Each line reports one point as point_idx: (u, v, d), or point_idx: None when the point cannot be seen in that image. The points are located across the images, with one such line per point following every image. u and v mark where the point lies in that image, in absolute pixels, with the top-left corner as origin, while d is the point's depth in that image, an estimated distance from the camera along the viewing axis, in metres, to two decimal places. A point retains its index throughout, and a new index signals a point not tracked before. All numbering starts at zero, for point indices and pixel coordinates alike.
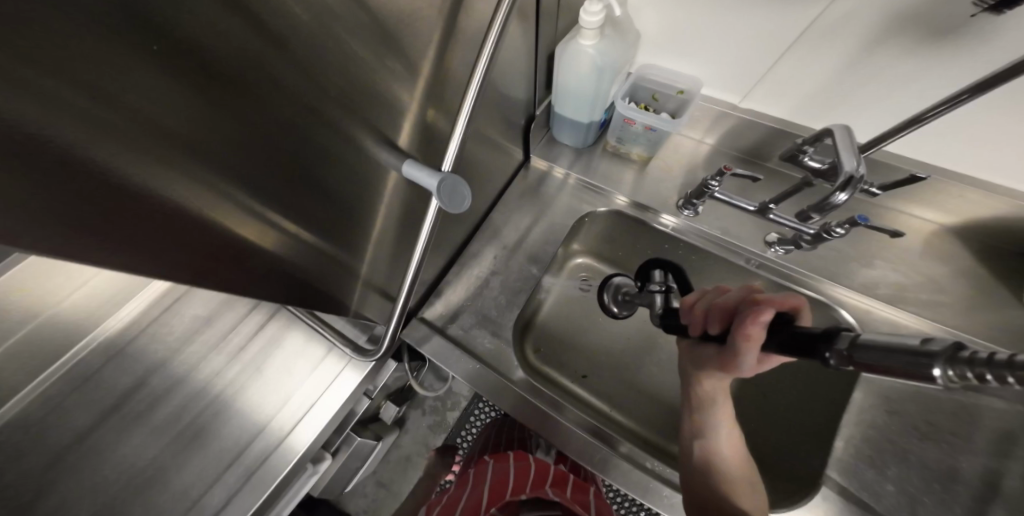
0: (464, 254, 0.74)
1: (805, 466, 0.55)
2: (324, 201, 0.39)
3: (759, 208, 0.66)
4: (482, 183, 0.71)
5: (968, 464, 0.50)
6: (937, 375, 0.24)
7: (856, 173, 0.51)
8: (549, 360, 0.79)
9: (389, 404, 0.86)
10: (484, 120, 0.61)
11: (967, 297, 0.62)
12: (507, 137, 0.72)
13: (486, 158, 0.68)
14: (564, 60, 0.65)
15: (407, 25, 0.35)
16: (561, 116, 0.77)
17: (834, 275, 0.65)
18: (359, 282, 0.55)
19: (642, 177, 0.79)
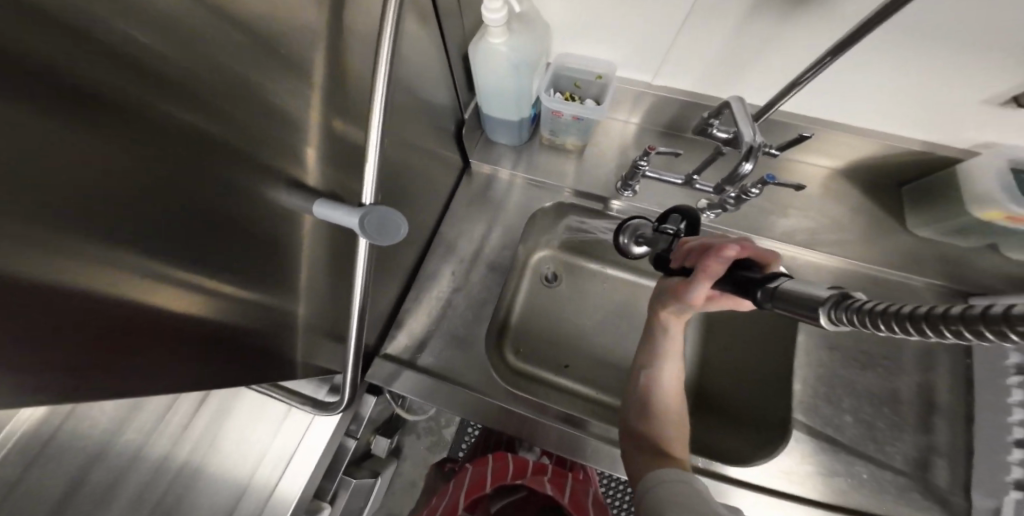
0: (419, 275, 0.70)
1: (773, 411, 0.60)
2: (244, 245, 0.34)
3: (685, 180, 0.70)
4: (423, 196, 0.67)
5: (903, 382, 0.57)
6: (820, 319, 0.26)
7: (754, 144, 0.55)
8: (529, 359, 0.78)
9: (379, 437, 0.79)
10: (410, 130, 0.57)
11: (869, 230, 0.70)
12: (440, 146, 0.69)
13: (422, 170, 0.64)
14: (478, 60, 0.63)
15: (289, 37, 0.30)
16: (490, 117, 0.75)
17: (760, 230, 0.71)
18: (300, 330, 0.49)
19: (580, 165, 0.80)
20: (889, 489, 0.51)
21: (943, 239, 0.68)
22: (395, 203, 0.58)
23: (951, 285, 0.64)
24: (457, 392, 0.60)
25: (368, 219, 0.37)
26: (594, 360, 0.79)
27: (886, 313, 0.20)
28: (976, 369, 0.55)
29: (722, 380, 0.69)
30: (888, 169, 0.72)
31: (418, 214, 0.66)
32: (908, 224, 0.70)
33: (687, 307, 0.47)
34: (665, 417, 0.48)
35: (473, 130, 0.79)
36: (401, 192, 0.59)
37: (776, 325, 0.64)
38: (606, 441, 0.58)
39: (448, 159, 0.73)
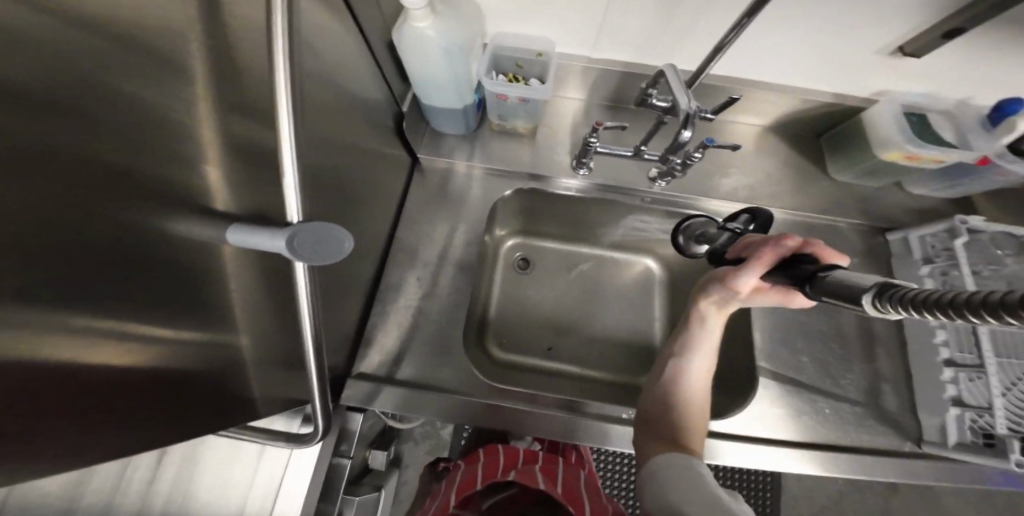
0: (383, 286, 0.66)
1: (738, 361, 0.66)
2: (163, 280, 0.30)
3: (635, 152, 0.71)
4: (372, 202, 0.62)
5: (843, 317, 0.65)
6: (865, 306, 0.27)
7: (689, 113, 0.57)
8: (513, 347, 0.78)
9: (374, 450, 0.76)
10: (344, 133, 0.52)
11: (800, 181, 0.76)
12: (382, 146, 0.64)
13: (364, 174, 0.59)
14: (406, 47, 0.59)
15: (156, 38, 0.25)
16: (431, 107, 0.71)
17: (705, 192, 0.75)
18: (251, 369, 0.44)
19: (533, 146, 0.79)
20: (850, 420, 0.58)
21: (859, 181, 0.75)
22: (340, 214, 0.53)
23: (870, 223, 0.72)
24: (444, 399, 0.59)
25: (299, 239, 0.31)
26: (571, 338, 0.81)
27: (919, 299, 0.22)
28: None
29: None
30: (808, 122, 0.78)
31: (368, 221, 0.62)
32: (829, 170, 0.78)
33: (733, 295, 0.50)
34: (687, 409, 0.48)
35: (414, 123, 0.74)
36: (343, 201, 0.54)
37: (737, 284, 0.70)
38: (597, 418, 0.60)
39: (393, 158, 0.68)
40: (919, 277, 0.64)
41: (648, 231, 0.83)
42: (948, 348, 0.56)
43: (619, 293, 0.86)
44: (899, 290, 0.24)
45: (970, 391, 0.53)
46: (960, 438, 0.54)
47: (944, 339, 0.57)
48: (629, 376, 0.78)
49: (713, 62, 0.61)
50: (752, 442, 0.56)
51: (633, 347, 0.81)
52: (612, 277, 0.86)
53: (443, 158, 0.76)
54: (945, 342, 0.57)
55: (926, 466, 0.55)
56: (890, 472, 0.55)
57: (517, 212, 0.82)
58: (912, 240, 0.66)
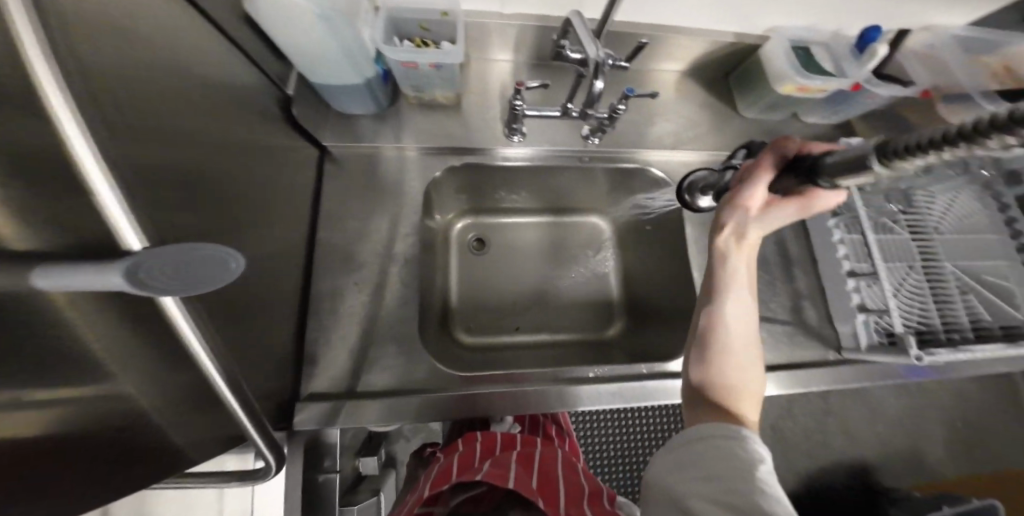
0: (326, 298, 0.63)
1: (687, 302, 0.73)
2: (53, 354, 0.24)
3: (563, 112, 0.68)
4: (288, 207, 0.56)
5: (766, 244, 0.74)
6: (872, 166, 0.34)
7: (597, 61, 0.55)
8: (483, 331, 0.81)
9: (363, 458, 0.69)
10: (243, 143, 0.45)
11: (718, 123, 0.80)
12: (286, 146, 0.58)
13: (276, 181, 0.53)
14: (266, 11, 0.50)
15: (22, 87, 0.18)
16: (328, 89, 0.63)
17: (638, 144, 0.77)
18: (201, 433, 0.40)
19: (461, 117, 0.75)
20: (784, 340, 0.67)
21: (765, 115, 0.81)
22: (255, 231, 0.46)
23: None
24: (407, 401, 0.60)
25: (153, 271, 0.22)
26: (533, 309, 0.83)
27: (926, 141, 0.28)
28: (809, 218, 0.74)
29: (651, 283, 0.82)
30: (719, 62, 0.81)
31: (289, 232, 0.56)
32: (741, 109, 0.82)
33: (747, 216, 0.51)
34: (719, 368, 0.45)
35: (311, 115, 0.67)
36: (261, 220, 0.49)
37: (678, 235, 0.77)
38: (561, 382, 0.65)
39: (304, 159, 0.62)
40: None
41: (590, 189, 0.84)
42: (849, 261, 0.67)
43: (576, 256, 0.88)
44: (901, 143, 0.30)
45: (870, 296, 0.64)
46: (870, 341, 0.65)
47: (844, 253, 0.67)
48: (594, 333, 0.84)
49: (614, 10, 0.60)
50: None
51: (595, 304, 0.86)
52: (566, 240, 0.89)
53: (364, 143, 0.71)
54: (846, 255, 0.67)
55: (844, 369, 0.65)
56: (826, 381, 0.64)
57: (458, 188, 0.81)
58: None
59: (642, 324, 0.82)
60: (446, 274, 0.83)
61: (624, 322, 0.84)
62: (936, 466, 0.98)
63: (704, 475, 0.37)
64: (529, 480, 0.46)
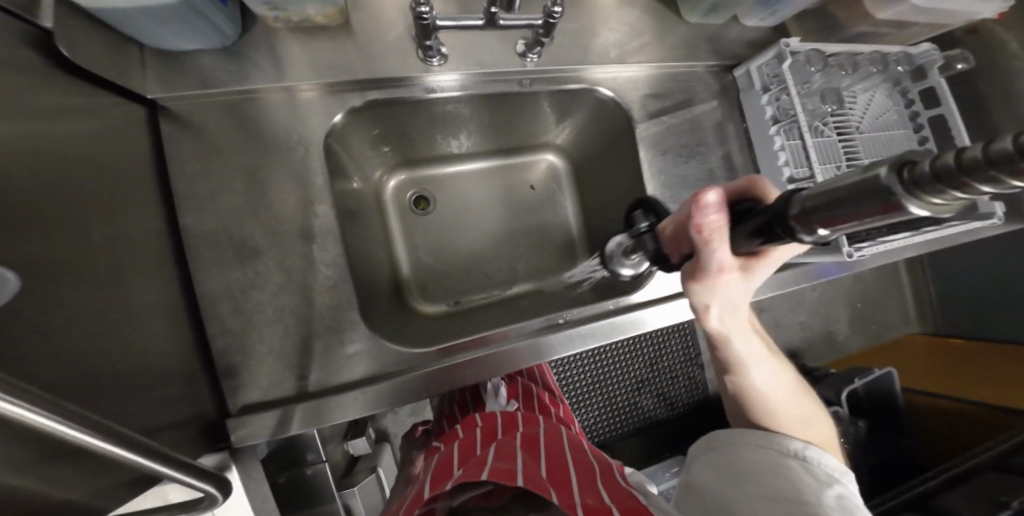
0: (234, 295, 0.52)
1: None
2: None
3: (487, 19, 0.53)
4: (125, 203, 0.43)
5: (714, 159, 0.73)
6: (907, 209, 0.22)
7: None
8: (440, 294, 0.78)
9: (352, 441, 0.79)
10: (6, 117, 0.30)
11: (660, 33, 0.71)
12: (99, 120, 0.42)
13: (94, 168, 0.39)
14: None
15: None
16: (133, 15, 0.44)
17: (577, 60, 0.67)
18: (81, 499, 0.32)
19: (356, 40, 0.59)
20: None
21: (707, 20, 0.71)
22: (73, 240, 0.34)
23: (724, 62, 0.73)
24: (366, 390, 0.54)
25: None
26: (490, 260, 0.81)
27: (974, 169, 0.17)
28: (753, 128, 0.73)
29: (608, 218, 0.79)
30: None
31: (138, 233, 0.43)
32: (682, 16, 0.71)
33: (727, 281, 0.38)
34: (771, 425, 0.47)
35: (126, 63, 0.49)
36: (84, 223, 0.36)
37: (626, 162, 0.73)
38: (530, 336, 0.62)
39: (132, 134, 0.47)
40: (761, 106, 0.70)
41: (537, 116, 0.75)
42: (788, 168, 0.67)
43: (531, 199, 0.84)
44: (939, 164, 0.19)
45: None
46: (808, 243, 0.69)
47: (784, 161, 0.67)
48: (553, 277, 0.82)
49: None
50: (663, 300, 0.68)
51: (553, 244, 0.83)
52: (518, 185, 0.83)
53: (234, 90, 0.54)
54: (786, 162, 0.67)
55: (788, 271, 0.73)
56: (773, 287, 0.72)
57: (369, 138, 0.68)
58: (752, 71, 0.70)
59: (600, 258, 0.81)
60: (388, 242, 0.76)
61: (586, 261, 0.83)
62: (843, 340, 1.19)
63: (758, 482, 0.42)
64: (537, 467, 0.43)
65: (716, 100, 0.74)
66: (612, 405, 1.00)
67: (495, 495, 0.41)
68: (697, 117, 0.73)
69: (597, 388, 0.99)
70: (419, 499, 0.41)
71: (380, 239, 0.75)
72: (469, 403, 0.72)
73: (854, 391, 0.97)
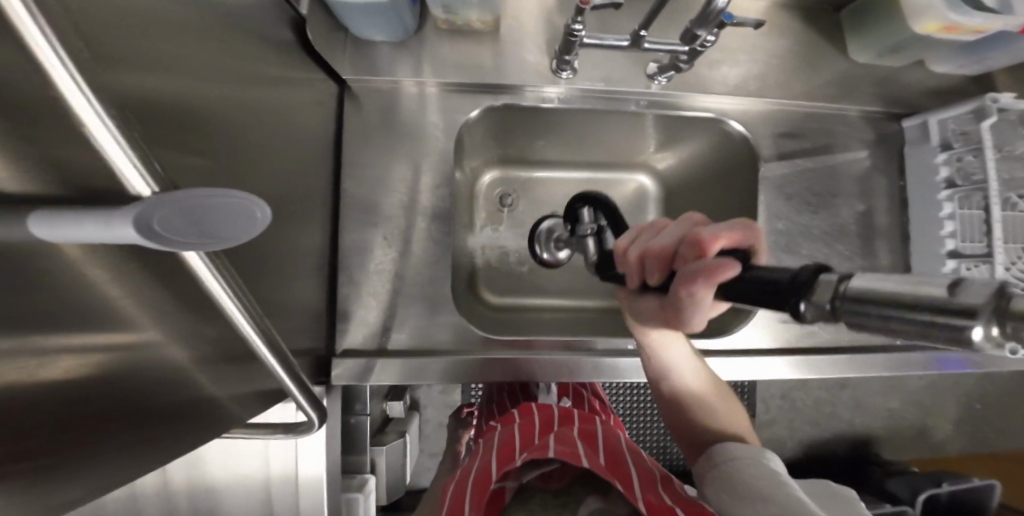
0: (351, 251, 0.60)
1: None
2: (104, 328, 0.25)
3: (633, 41, 0.53)
4: (304, 153, 0.52)
5: (845, 211, 0.66)
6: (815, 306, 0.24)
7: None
8: (507, 291, 0.81)
9: (391, 402, 0.87)
10: (247, 75, 0.40)
11: (808, 68, 0.64)
12: (299, 85, 0.52)
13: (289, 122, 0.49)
14: None
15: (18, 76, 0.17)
16: (349, 6, 0.53)
17: (706, 86, 0.65)
18: (224, 391, 0.41)
19: (499, 45, 0.64)
20: None
21: (881, 60, 0.63)
22: (266, 173, 0.43)
23: (885, 109, 0.65)
24: (439, 361, 0.59)
25: (168, 223, 0.18)
26: (561, 269, 0.83)
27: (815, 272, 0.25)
28: (913, 187, 0.63)
29: None
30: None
31: (303, 185, 0.52)
32: (848, 54, 0.64)
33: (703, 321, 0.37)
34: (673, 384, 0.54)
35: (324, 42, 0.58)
36: (275, 162, 0.45)
37: (735, 198, 0.69)
38: (596, 355, 0.62)
39: (319, 103, 0.57)
40: (933, 165, 0.60)
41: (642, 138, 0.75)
42: (954, 240, 0.58)
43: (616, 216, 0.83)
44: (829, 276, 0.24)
45: None
46: None
47: (950, 231, 0.58)
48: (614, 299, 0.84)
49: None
50: (744, 353, 0.63)
51: None
52: None
53: (394, 79, 0.62)
54: (953, 233, 0.58)
55: (914, 357, 0.65)
56: (888, 366, 0.65)
57: (485, 134, 0.73)
58: (932, 125, 0.60)
59: None
60: (472, 230, 0.81)
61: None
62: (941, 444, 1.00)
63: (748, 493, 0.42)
64: (597, 456, 0.45)
65: (869, 147, 0.66)
66: (654, 445, 0.94)
67: (554, 479, 0.45)
68: (836, 164, 0.65)
69: (637, 422, 0.93)
70: (490, 473, 0.43)
71: (466, 227, 0.79)
72: (519, 395, 0.73)
73: (936, 496, 0.86)
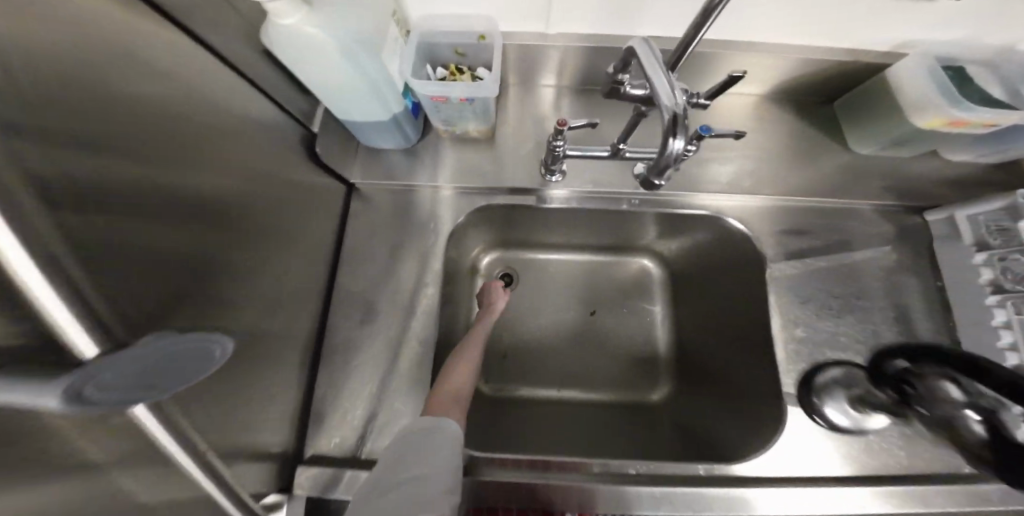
0: (332, 349, 0.58)
1: (765, 384, 0.60)
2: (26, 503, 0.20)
3: (612, 152, 0.50)
4: (297, 257, 0.53)
5: (883, 320, 0.56)
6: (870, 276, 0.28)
7: (686, 107, 0.34)
8: (502, 380, 0.77)
9: None
10: (235, 182, 0.41)
11: (810, 162, 0.62)
12: (304, 189, 0.56)
13: (282, 227, 0.50)
14: (295, 53, 0.45)
15: None
16: (357, 123, 0.58)
17: (702, 182, 0.63)
18: None
19: (493, 150, 0.67)
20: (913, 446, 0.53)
21: (888, 151, 0.59)
22: (249, 276, 0.43)
23: (910, 202, 0.59)
24: None
25: (91, 378, 0.19)
26: (560, 361, 0.78)
27: None
28: (950, 291, 0.55)
29: (715, 352, 0.70)
30: (819, 88, 0.61)
31: (293, 292, 0.53)
32: (850, 143, 0.61)
33: None
34: None
35: (341, 154, 0.63)
36: (261, 267, 0.46)
37: (749, 293, 0.63)
38: (605, 479, 0.52)
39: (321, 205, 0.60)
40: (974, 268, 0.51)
41: (637, 228, 0.73)
42: None
43: (611, 308, 0.81)
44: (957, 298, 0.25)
45: None
46: None
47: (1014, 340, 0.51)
48: (621, 392, 0.77)
49: (694, 45, 0.44)
50: (780, 484, 0.52)
51: (629, 358, 0.78)
52: (604, 282, 0.83)
53: (389, 181, 0.65)
54: None
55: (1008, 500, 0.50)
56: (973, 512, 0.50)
57: (482, 227, 0.74)
58: (962, 220, 0.53)
59: (692, 391, 0.73)
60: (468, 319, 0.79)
61: (671, 385, 0.76)
62: None
63: None
64: None
65: (898, 243, 0.58)
66: None
67: None
68: (863, 261, 0.58)
69: None
70: None
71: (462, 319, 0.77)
72: None
73: None
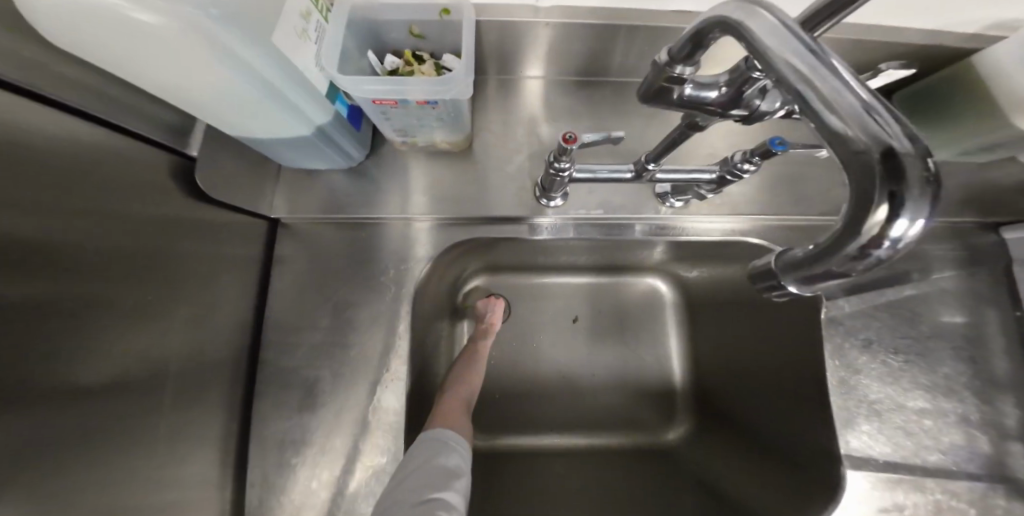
0: (271, 436, 0.44)
1: (813, 442, 0.50)
2: None
3: (637, 173, 0.37)
4: (185, 334, 0.37)
5: (943, 365, 0.49)
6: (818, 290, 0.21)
7: (925, 148, 0.16)
8: (495, 433, 0.64)
9: None
10: (33, 253, 0.25)
11: None
12: (207, 228, 0.41)
13: (153, 295, 0.34)
14: (106, 52, 0.27)
15: None
16: (265, 141, 0.42)
17: (731, 203, 0.52)
18: None
19: (475, 165, 0.52)
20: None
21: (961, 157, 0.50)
22: (68, 397, 0.27)
23: (974, 220, 0.50)
24: None
25: None
26: (563, 407, 0.66)
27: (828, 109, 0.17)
28: None
29: (743, 392, 0.60)
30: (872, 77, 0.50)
31: (193, 381, 0.38)
32: (922, 151, 0.50)
33: None
34: None
35: (251, 177, 0.47)
36: (99, 376, 0.29)
37: (791, 331, 0.53)
38: None
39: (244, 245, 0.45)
40: None
41: (650, 251, 0.62)
42: None
43: (623, 339, 0.69)
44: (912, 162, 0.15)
45: None
46: None
47: None
48: (637, 436, 0.65)
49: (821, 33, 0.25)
50: None
51: (644, 399, 0.67)
52: (612, 305, 0.70)
53: (335, 209, 0.50)
54: None
55: None
56: None
57: (469, 260, 0.61)
58: None
59: (717, 437, 0.63)
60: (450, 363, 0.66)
61: (689, 425, 0.66)
62: None
63: None
64: None
65: (956, 270, 0.50)
66: None
67: None
68: (917, 295, 0.50)
69: None
70: None
71: (443, 365, 0.64)
72: None
73: None
